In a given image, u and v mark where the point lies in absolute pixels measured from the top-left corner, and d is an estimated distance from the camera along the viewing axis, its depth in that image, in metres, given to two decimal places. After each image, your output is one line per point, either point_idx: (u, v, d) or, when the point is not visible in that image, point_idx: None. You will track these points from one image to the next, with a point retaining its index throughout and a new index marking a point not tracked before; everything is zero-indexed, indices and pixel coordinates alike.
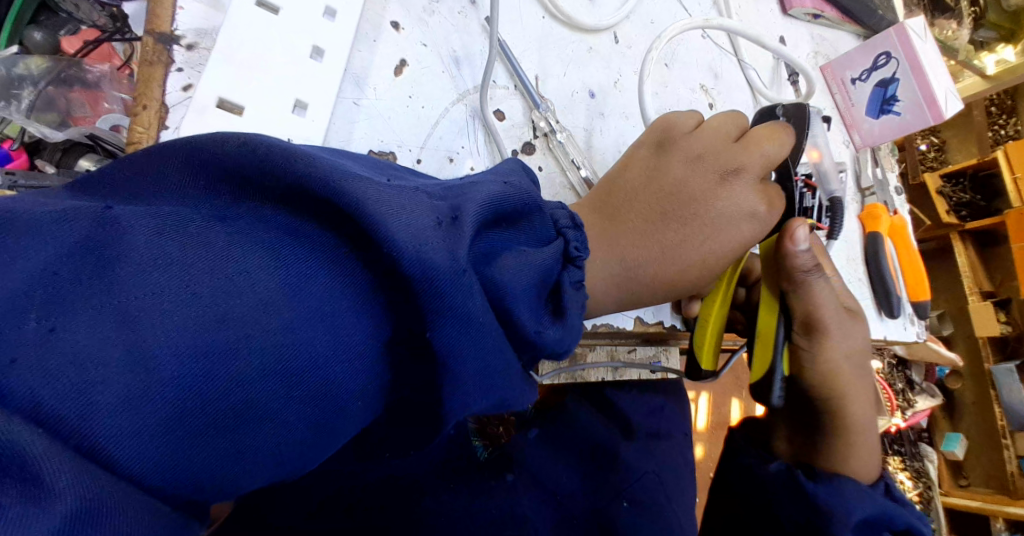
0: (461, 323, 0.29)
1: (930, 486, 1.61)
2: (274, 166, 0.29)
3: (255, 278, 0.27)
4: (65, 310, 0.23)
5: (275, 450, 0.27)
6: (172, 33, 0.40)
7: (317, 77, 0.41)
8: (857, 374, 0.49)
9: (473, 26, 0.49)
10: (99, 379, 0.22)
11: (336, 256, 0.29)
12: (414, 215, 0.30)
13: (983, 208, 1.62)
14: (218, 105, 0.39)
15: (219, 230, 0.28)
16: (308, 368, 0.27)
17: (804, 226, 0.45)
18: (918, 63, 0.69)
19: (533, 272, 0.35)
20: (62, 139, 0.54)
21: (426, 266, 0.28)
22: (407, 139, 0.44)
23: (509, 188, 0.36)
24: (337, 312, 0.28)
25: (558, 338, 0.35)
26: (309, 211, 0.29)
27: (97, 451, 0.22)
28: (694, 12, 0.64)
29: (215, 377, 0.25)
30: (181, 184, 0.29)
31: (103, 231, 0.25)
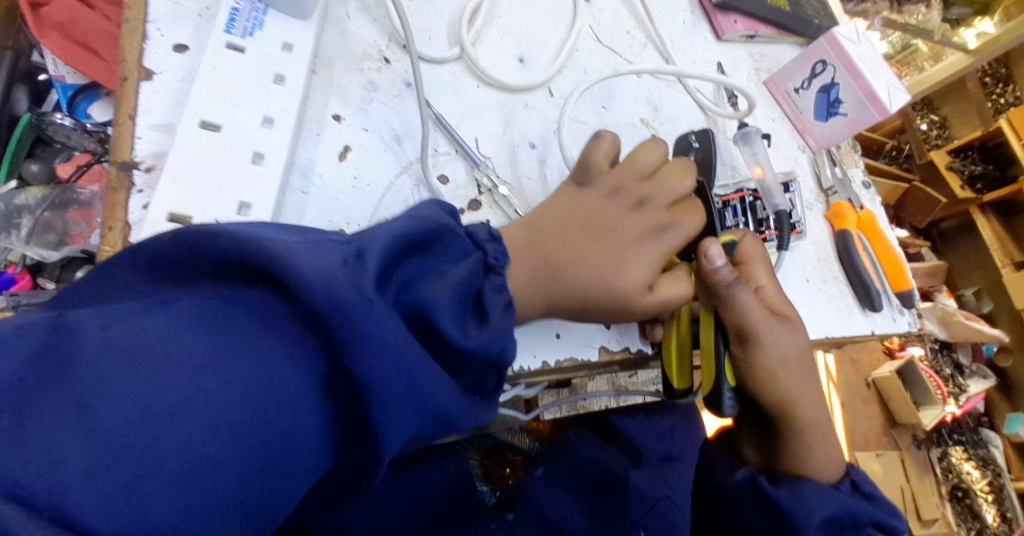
0: (379, 344, 0.34)
1: (999, 474, 1.53)
2: (201, 247, 0.33)
3: (189, 343, 0.31)
4: (30, 407, 0.26)
5: (237, 494, 0.30)
6: (132, 161, 0.46)
7: (260, 178, 0.46)
8: (800, 376, 0.52)
9: (410, 105, 0.54)
10: (63, 459, 0.26)
11: (266, 311, 0.33)
12: (321, 259, 0.34)
13: (999, 178, 1.60)
14: (169, 219, 0.43)
15: (156, 311, 0.32)
16: (247, 419, 0.31)
17: (716, 245, 0.49)
18: (853, 66, 0.70)
19: (452, 286, 0.40)
20: (60, 258, 0.63)
21: (334, 300, 0.32)
22: (354, 214, 0.49)
23: (415, 220, 0.41)
24: (268, 359, 0.32)
25: (485, 340, 0.40)
26: (233, 277, 0.34)
27: (73, 518, 0.25)
28: (628, 55, 0.68)
29: (168, 439, 0.28)
30: (131, 287, 0.34)
31: (57, 334, 0.28)
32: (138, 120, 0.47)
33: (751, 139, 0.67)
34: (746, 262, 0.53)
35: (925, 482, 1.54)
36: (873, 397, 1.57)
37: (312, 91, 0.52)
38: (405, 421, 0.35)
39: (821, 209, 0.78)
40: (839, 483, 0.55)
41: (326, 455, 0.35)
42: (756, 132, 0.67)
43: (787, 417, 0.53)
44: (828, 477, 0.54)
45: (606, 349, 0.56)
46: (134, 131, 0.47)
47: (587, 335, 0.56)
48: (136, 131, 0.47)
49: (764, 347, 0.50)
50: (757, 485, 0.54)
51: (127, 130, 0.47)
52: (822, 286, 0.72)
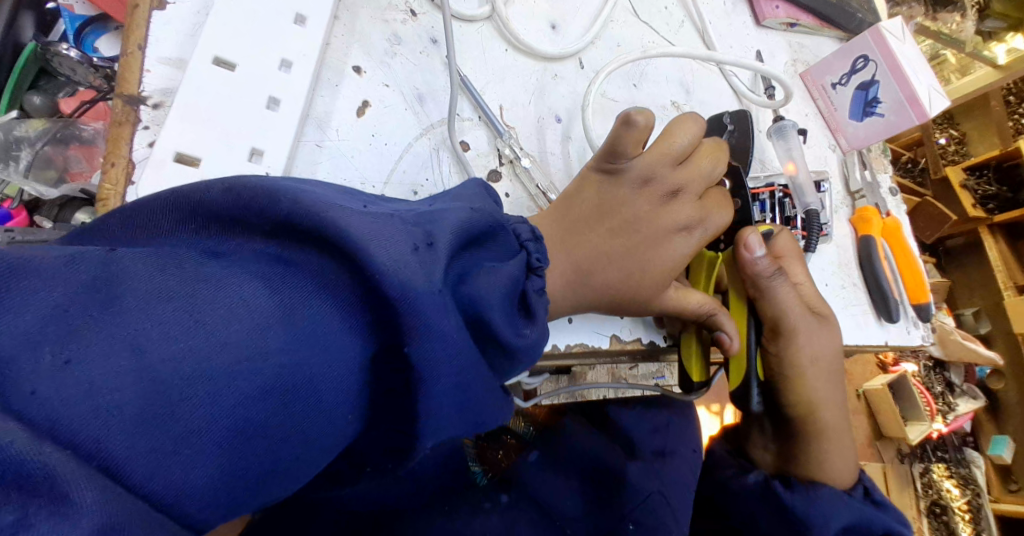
0: (439, 339, 0.31)
1: (979, 494, 1.52)
2: (261, 205, 0.31)
3: (250, 304, 0.29)
4: (76, 344, 0.26)
5: (272, 464, 0.30)
6: (139, 95, 0.43)
7: (275, 125, 0.44)
8: (825, 379, 0.51)
9: (437, 64, 0.51)
10: (114, 405, 0.25)
11: (325, 279, 0.31)
12: (391, 241, 0.32)
13: (1011, 200, 1.57)
14: (176, 159, 0.41)
15: (212, 265, 0.30)
16: (301, 385, 0.30)
17: (755, 234, 0.49)
18: (897, 64, 0.67)
19: (507, 285, 0.37)
20: (58, 196, 0.60)
21: (404, 284, 0.31)
22: (369, 175, 0.47)
23: (477, 213, 0.38)
24: (326, 334, 0.31)
25: (534, 339, 0.38)
26: (292, 241, 0.31)
27: (116, 470, 0.25)
28: (665, 34, 0.65)
29: (220, 400, 0.27)
30: (174, 231, 0.32)
31: (105, 273, 0.28)
32: (147, 52, 0.45)
33: (786, 133, 0.64)
34: (782, 257, 0.54)
35: (905, 494, 1.51)
36: (860, 407, 1.55)
37: (334, 38, 0.49)
38: (446, 419, 0.33)
39: (846, 213, 0.75)
40: (852, 490, 0.53)
41: (353, 427, 0.33)
42: (791, 126, 0.64)
43: (808, 419, 0.51)
44: (843, 485, 0.52)
45: (618, 338, 0.54)
46: (144, 63, 0.44)
47: (601, 323, 0.54)
48: (145, 64, 0.44)
49: (794, 344, 0.50)
50: (771, 491, 0.52)
51: (135, 62, 0.44)
52: (841, 291, 0.70)
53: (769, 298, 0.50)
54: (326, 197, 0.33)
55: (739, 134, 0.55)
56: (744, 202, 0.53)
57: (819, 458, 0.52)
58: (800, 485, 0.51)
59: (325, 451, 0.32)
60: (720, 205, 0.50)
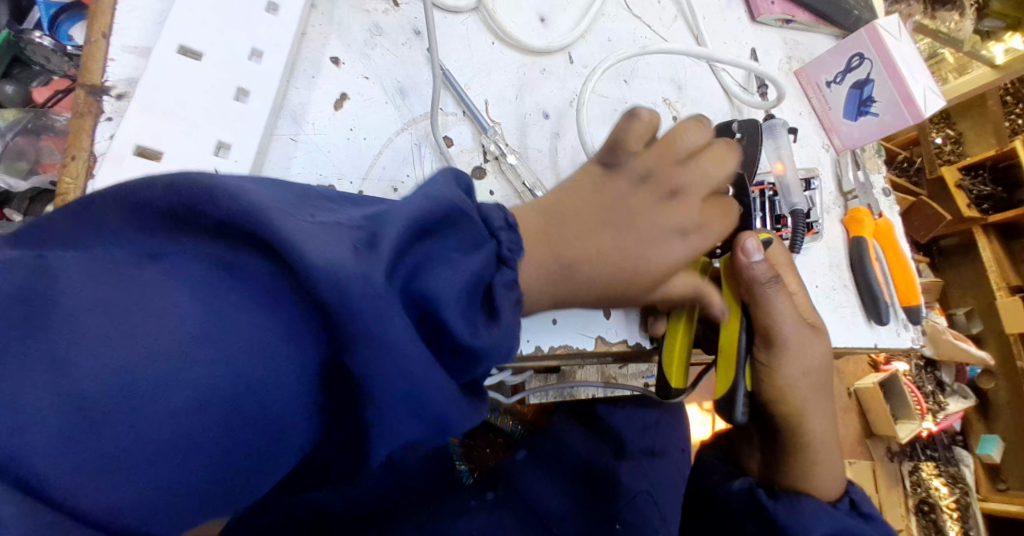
0: (387, 351, 0.29)
1: (966, 491, 1.54)
2: (187, 203, 0.28)
3: (179, 311, 0.26)
4: (1, 355, 0.23)
5: (222, 474, 0.27)
6: (102, 85, 0.42)
7: (242, 116, 0.42)
8: (812, 388, 0.50)
9: (419, 56, 0.50)
10: (30, 419, 0.22)
11: (258, 286, 0.28)
12: (329, 241, 0.29)
13: (1005, 200, 1.57)
14: (136, 153, 0.39)
15: (148, 270, 0.27)
16: (247, 393, 0.27)
17: (753, 239, 0.47)
18: (892, 62, 0.66)
19: (466, 281, 0.35)
20: (27, 188, 0.59)
21: (345, 289, 0.28)
22: (347, 171, 0.45)
23: (432, 202, 0.35)
24: (268, 341, 0.28)
25: (495, 339, 0.36)
26: (226, 240, 0.28)
27: (38, 488, 0.22)
28: (658, 28, 0.64)
29: (154, 409, 0.25)
30: (99, 233, 0.28)
31: (36, 279, 0.25)
32: (112, 40, 0.43)
33: (776, 131, 0.63)
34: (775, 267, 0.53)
35: (894, 492, 1.52)
36: (851, 406, 1.54)
37: (310, 27, 0.47)
38: (402, 425, 0.31)
39: (838, 213, 0.74)
40: (837, 500, 0.52)
41: (311, 432, 0.31)
42: (781, 124, 0.63)
43: (793, 427, 0.50)
44: (827, 495, 0.51)
45: (602, 340, 0.53)
46: (108, 51, 0.43)
47: (586, 324, 0.53)
48: (109, 52, 0.43)
49: (782, 352, 0.49)
50: (758, 505, 0.51)
51: (99, 50, 0.42)
52: (830, 293, 0.69)
53: (762, 304, 0.48)
54: (261, 193, 0.30)
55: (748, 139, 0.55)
56: (748, 209, 0.52)
57: (802, 465, 0.51)
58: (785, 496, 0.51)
59: (283, 456, 0.30)
60: (724, 211, 0.49)
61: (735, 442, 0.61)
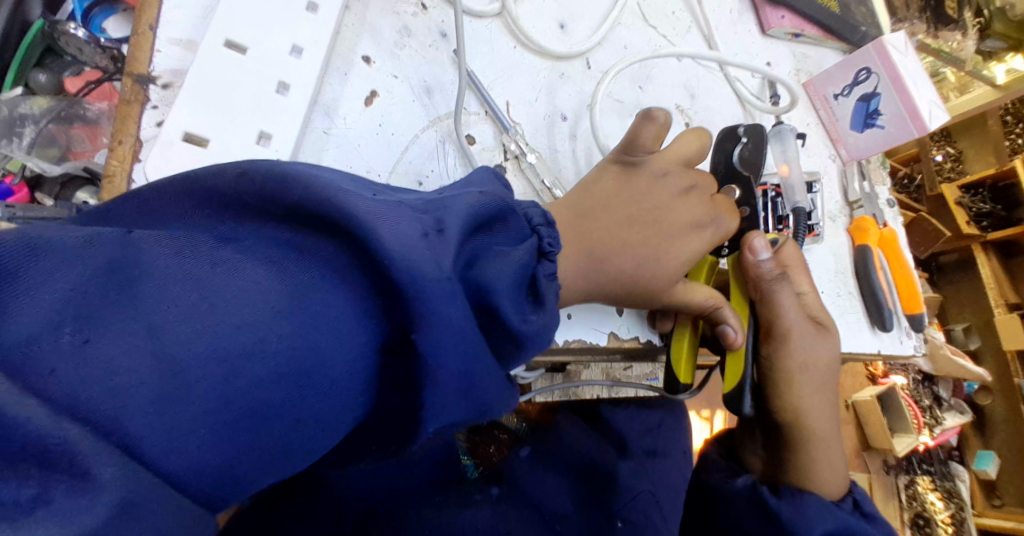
0: (444, 326, 0.31)
1: (963, 508, 1.55)
2: (273, 190, 0.31)
3: (264, 290, 0.29)
4: (97, 322, 0.25)
5: (284, 441, 0.30)
6: (148, 74, 0.44)
7: (283, 110, 0.44)
8: (818, 386, 0.52)
9: (444, 58, 0.52)
10: (132, 382, 0.25)
11: (336, 265, 0.31)
12: (402, 226, 0.32)
13: (1005, 219, 1.59)
14: (185, 139, 0.41)
15: (226, 249, 0.30)
16: (312, 367, 0.30)
17: (761, 238, 0.52)
18: (897, 75, 0.68)
19: (514, 268, 0.37)
20: (60, 173, 0.60)
21: (413, 271, 0.30)
22: (376, 164, 0.47)
23: (487, 196, 0.38)
24: (338, 319, 0.31)
25: (540, 325, 0.38)
26: (305, 227, 0.31)
27: (134, 447, 0.25)
28: (671, 37, 0.66)
29: (236, 380, 0.27)
30: (185, 216, 0.31)
31: (126, 253, 0.27)
32: (158, 32, 0.45)
33: (784, 137, 0.65)
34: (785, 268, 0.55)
35: (890, 506, 1.53)
36: (848, 418, 1.54)
37: (344, 28, 0.49)
38: (449, 406, 0.33)
39: (844, 222, 0.76)
40: (841, 501, 0.51)
41: (355, 413, 0.33)
42: (790, 130, 0.65)
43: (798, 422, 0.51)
44: (831, 494, 0.51)
45: (616, 336, 0.55)
46: (154, 43, 0.44)
47: (598, 321, 0.54)
48: (156, 44, 0.44)
49: (790, 345, 0.51)
50: (758, 495, 0.51)
51: (146, 41, 0.44)
52: (835, 299, 0.71)
53: (768, 300, 0.51)
54: (340, 183, 0.33)
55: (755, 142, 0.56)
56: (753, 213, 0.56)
57: (804, 462, 0.51)
58: (788, 491, 0.50)
59: (337, 429, 0.32)
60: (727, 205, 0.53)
61: (738, 439, 0.60)
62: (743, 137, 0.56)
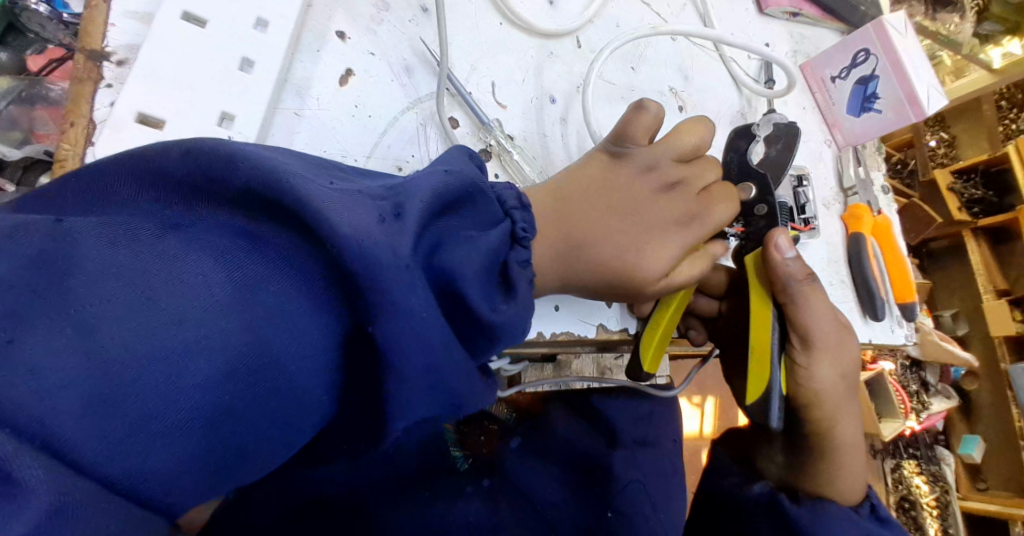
0: (405, 316, 0.29)
1: (947, 490, 1.57)
2: (221, 171, 0.28)
3: (210, 280, 0.26)
4: (24, 320, 0.23)
5: (243, 441, 0.28)
6: (102, 50, 0.41)
7: (248, 89, 0.41)
8: (844, 395, 0.52)
9: (424, 33, 0.49)
10: (61, 383, 0.22)
11: (289, 256, 0.28)
12: (358, 212, 0.29)
13: (997, 204, 1.59)
14: (138, 120, 0.39)
15: (169, 236, 0.27)
16: (270, 367, 0.28)
17: (785, 237, 0.50)
18: (897, 59, 0.66)
19: (484, 254, 0.35)
20: (20, 157, 0.55)
21: (369, 258, 0.28)
22: (351, 148, 0.44)
23: (452, 176, 0.35)
24: (293, 312, 0.28)
25: (513, 313, 0.36)
26: (255, 210, 0.28)
27: (66, 451, 0.22)
28: (665, 15, 0.63)
29: (181, 379, 0.25)
30: (121, 199, 0.28)
31: (55, 244, 0.25)
32: (113, 4, 0.42)
33: None
34: None
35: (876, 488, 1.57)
36: None
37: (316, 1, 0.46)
38: (416, 404, 0.31)
39: (838, 209, 0.74)
40: (859, 506, 0.53)
41: (320, 414, 0.31)
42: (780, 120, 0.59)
43: (824, 434, 0.52)
44: (850, 500, 0.53)
45: (605, 328, 0.53)
46: (108, 16, 0.42)
47: (588, 311, 0.53)
48: (110, 17, 0.42)
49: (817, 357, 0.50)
50: (778, 503, 0.53)
51: (99, 15, 0.41)
52: (827, 289, 0.70)
53: (795, 305, 0.49)
54: (295, 166, 0.30)
55: (784, 141, 0.57)
56: (770, 209, 0.53)
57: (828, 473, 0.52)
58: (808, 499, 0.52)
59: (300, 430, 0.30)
60: (722, 201, 0.48)
61: (756, 440, 0.61)
62: (767, 137, 0.57)
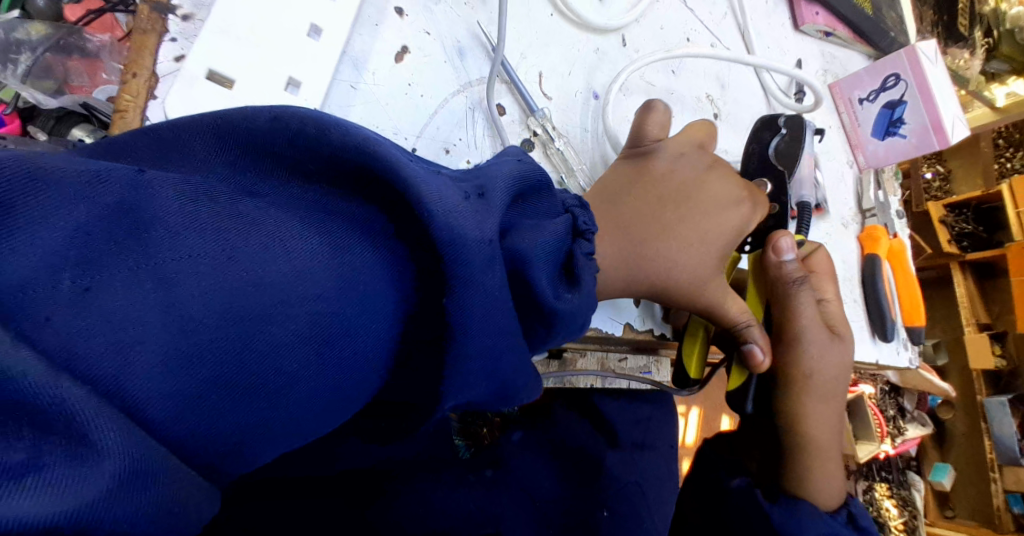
0: (480, 300, 0.28)
1: (915, 515, 1.58)
2: (307, 136, 0.27)
3: (289, 247, 0.26)
4: (100, 268, 0.22)
5: (303, 415, 0.27)
6: (167, 4, 0.40)
7: (313, 54, 0.41)
8: (828, 398, 0.52)
9: (480, 18, 0.49)
10: (136, 339, 0.22)
11: (373, 231, 0.28)
12: (444, 190, 0.29)
13: (986, 239, 1.61)
14: (208, 77, 0.38)
15: (248, 202, 0.26)
16: (337, 332, 0.27)
17: (787, 238, 0.51)
18: (927, 86, 0.67)
19: (552, 244, 0.34)
20: (56, 108, 0.54)
21: (454, 231, 0.27)
22: (403, 126, 0.44)
23: (525, 165, 0.35)
24: (365, 285, 0.27)
25: (575, 306, 0.34)
26: (338, 182, 0.28)
27: (135, 409, 0.21)
28: (707, 22, 0.64)
29: (255, 342, 0.24)
30: (201, 157, 0.27)
31: (135, 196, 0.23)
32: None
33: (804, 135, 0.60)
34: (815, 272, 0.57)
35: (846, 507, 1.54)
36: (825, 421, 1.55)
37: None
38: (472, 385, 0.30)
39: (855, 229, 0.75)
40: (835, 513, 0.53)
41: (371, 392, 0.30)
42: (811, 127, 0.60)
43: (802, 435, 0.52)
44: (826, 505, 0.53)
45: (631, 327, 0.54)
46: None
47: (616, 310, 0.53)
48: None
49: (801, 350, 0.51)
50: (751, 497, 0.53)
51: None
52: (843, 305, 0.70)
53: (786, 301, 0.52)
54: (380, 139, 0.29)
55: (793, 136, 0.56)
56: (783, 207, 0.55)
57: (803, 473, 0.53)
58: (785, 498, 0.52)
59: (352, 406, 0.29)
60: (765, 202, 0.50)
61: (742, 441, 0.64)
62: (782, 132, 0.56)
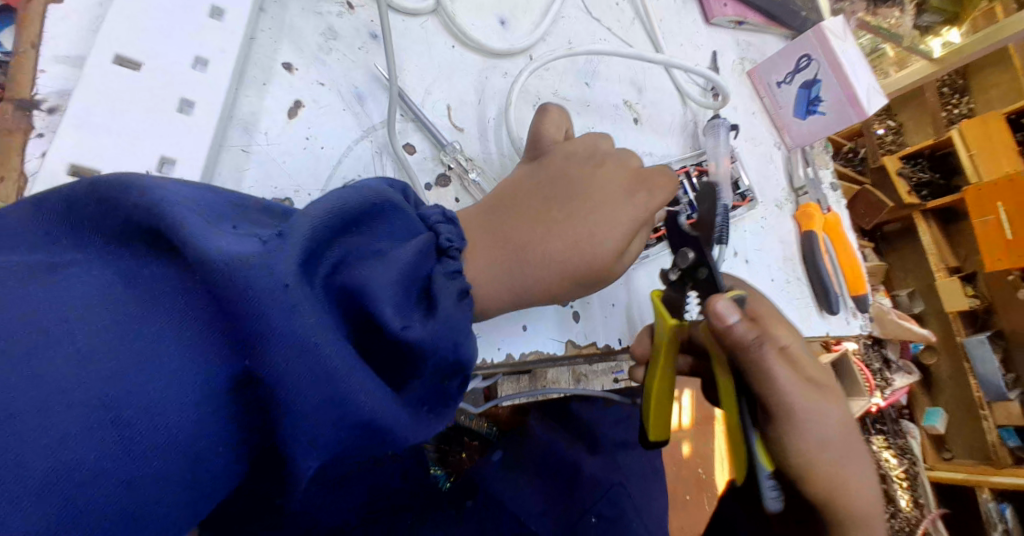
0: (293, 349, 0.27)
1: (914, 462, 1.60)
2: (110, 203, 0.27)
3: (72, 326, 0.25)
4: None
5: (129, 509, 0.25)
6: (31, 99, 0.40)
7: (189, 130, 0.40)
8: (844, 456, 0.43)
9: (376, 60, 0.49)
10: None
11: (174, 295, 0.27)
12: (237, 241, 0.28)
13: (943, 187, 1.67)
14: (70, 171, 0.37)
15: (43, 280, 0.26)
16: (134, 417, 0.25)
17: (722, 300, 0.39)
18: (837, 63, 0.67)
19: (392, 271, 0.32)
20: None
21: (234, 280, 0.26)
22: (306, 182, 0.44)
23: (354, 190, 0.34)
24: (173, 358, 0.26)
25: (428, 333, 0.32)
26: (144, 248, 0.27)
27: None
28: (615, 30, 0.64)
29: (36, 435, 0.23)
30: (27, 237, 0.28)
31: None
32: (42, 50, 0.41)
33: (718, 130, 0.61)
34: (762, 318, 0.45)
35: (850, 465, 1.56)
36: None
37: (259, 32, 0.46)
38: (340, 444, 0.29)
39: (790, 209, 0.75)
40: None
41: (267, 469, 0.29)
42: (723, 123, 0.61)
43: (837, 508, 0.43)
44: None
45: (573, 343, 0.53)
46: (38, 62, 0.40)
47: (557, 327, 0.53)
48: (39, 64, 0.40)
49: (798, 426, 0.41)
50: None
51: (27, 63, 0.40)
52: (785, 286, 0.71)
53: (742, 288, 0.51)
54: (182, 188, 0.29)
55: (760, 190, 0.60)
56: None
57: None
58: None
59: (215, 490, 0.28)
60: (660, 182, 0.46)
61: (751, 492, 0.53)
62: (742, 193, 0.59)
